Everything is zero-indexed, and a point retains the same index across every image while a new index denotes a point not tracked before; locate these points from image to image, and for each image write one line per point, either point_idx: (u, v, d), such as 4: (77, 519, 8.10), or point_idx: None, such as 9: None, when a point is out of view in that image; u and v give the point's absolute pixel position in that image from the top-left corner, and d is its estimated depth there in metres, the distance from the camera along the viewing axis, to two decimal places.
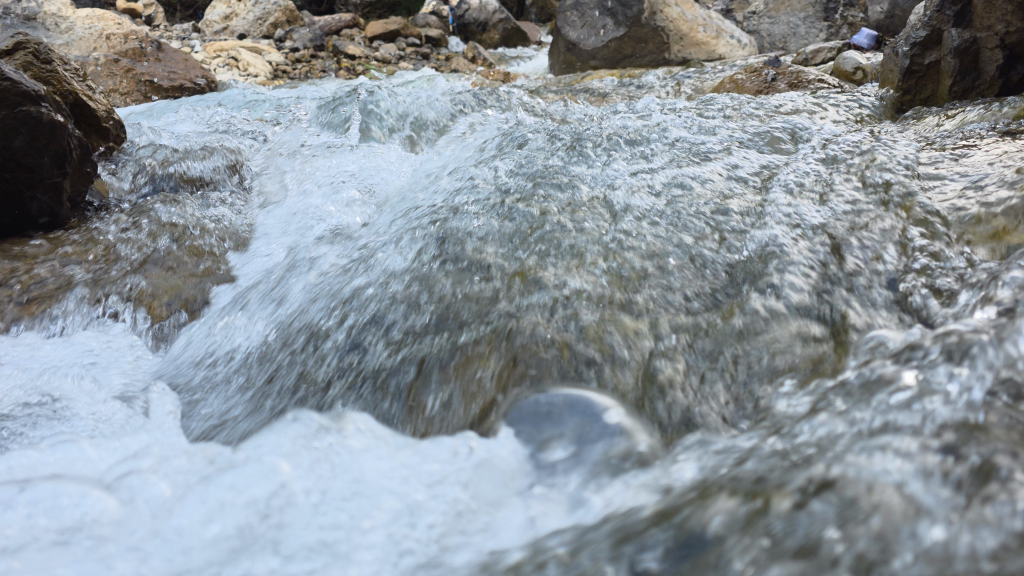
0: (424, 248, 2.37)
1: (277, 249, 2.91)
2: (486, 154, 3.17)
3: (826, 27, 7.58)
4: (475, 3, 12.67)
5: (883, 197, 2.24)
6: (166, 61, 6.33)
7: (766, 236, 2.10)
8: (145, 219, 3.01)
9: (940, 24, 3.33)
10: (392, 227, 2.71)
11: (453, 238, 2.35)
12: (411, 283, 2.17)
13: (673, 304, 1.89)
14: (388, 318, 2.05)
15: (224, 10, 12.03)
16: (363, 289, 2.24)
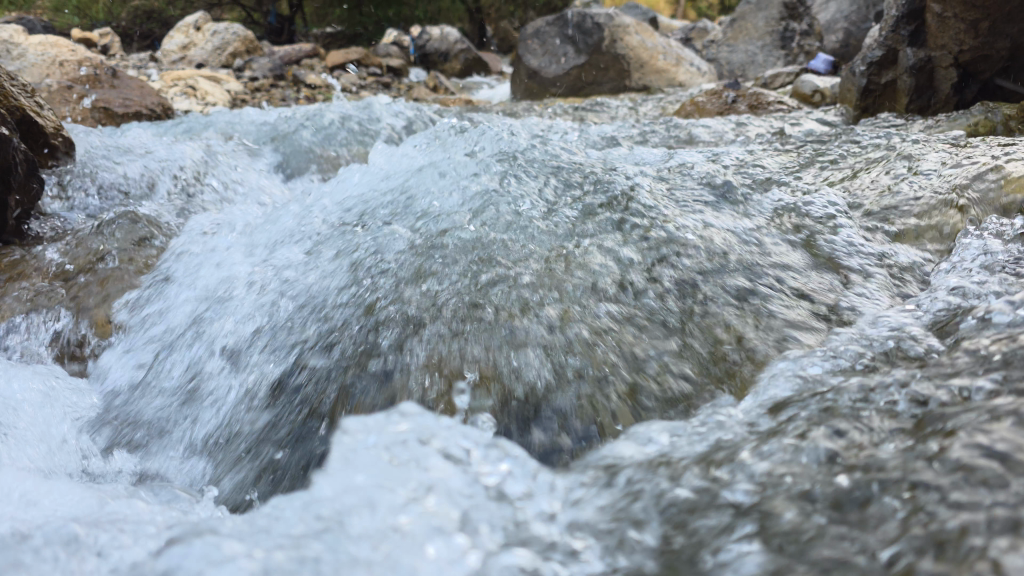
0: (386, 255, 2.30)
1: (231, 249, 2.80)
2: (451, 164, 3.14)
3: (783, 55, 7.73)
4: (436, 34, 12.77)
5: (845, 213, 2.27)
6: (122, 88, 6.25)
7: (735, 254, 2.11)
8: (98, 235, 2.89)
9: (895, 45, 3.41)
10: (350, 234, 2.62)
11: (416, 250, 2.30)
12: (371, 292, 2.09)
13: (645, 312, 1.88)
14: (349, 329, 1.96)
15: (182, 40, 11.95)
16: (337, 289, 2.17)
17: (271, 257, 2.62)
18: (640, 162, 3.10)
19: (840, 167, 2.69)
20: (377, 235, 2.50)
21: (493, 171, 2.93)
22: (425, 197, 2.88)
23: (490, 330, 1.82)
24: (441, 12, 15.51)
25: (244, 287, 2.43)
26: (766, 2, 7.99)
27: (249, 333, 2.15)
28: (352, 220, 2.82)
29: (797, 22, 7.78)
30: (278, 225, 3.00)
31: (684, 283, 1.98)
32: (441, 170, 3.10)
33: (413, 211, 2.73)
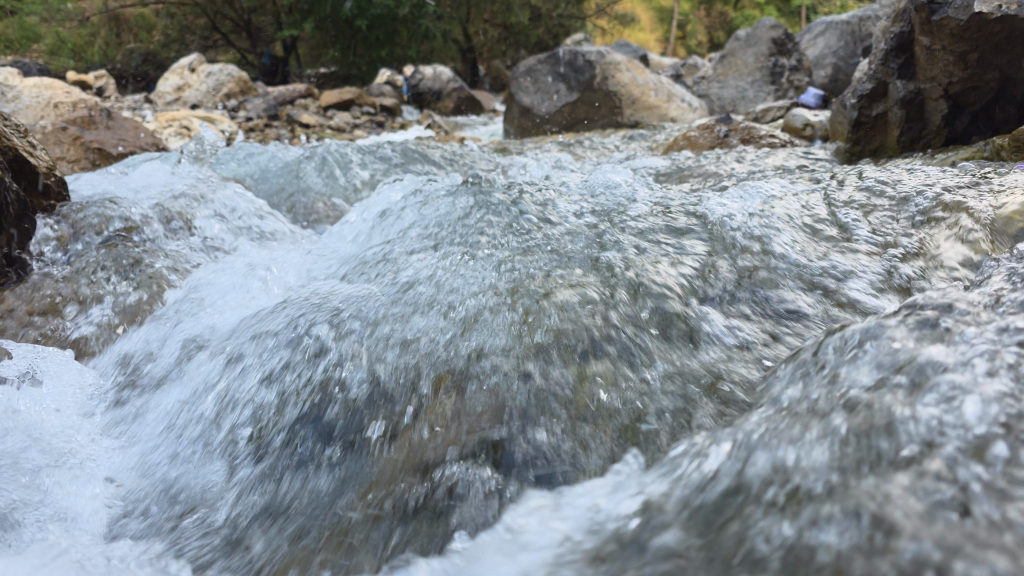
0: (377, 297, 2.28)
1: (219, 291, 2.76)
2: (445, 201, 3.14)
3: (774, 90, 7.80)
4: (429, 73, 12.90)
5: (842, 239, 2.28)
6: (116, 129, 6.27)
7: (730, 281, 2.10)
8: (99, 276, 2.87)
9: (885, 77, 3.45)
10: (343, 277, 2.60)
11: (409, 291, 2.28)
12: (368, 330, 2.07)
13: (642, 343, 1.87)
14: (340, 366, 1.93)
15: (177, 81, 12.03)
16: (338, 321, 2.15)
17: (259, 301, 2.59)
18: (635, 195, 3.11)
19: (833, 196, 2.70)
20: (375, 274, 2.50)
21: (487, 209, 2.94)
22: (420, 232, 2.86)
23: (488, 365, 1.82)
24: (434, 52, 15.68)
25: (243, 324, 2.41)
26: (755, 39, 8.08)
27: (249, 363, 2.12)
28: (345, 263, 2.80)
29: (786, 58, 7.88)
30: (266, 268, 2.97)
31: (682, 312, 1.97)
32: (436, 207, 3.10)
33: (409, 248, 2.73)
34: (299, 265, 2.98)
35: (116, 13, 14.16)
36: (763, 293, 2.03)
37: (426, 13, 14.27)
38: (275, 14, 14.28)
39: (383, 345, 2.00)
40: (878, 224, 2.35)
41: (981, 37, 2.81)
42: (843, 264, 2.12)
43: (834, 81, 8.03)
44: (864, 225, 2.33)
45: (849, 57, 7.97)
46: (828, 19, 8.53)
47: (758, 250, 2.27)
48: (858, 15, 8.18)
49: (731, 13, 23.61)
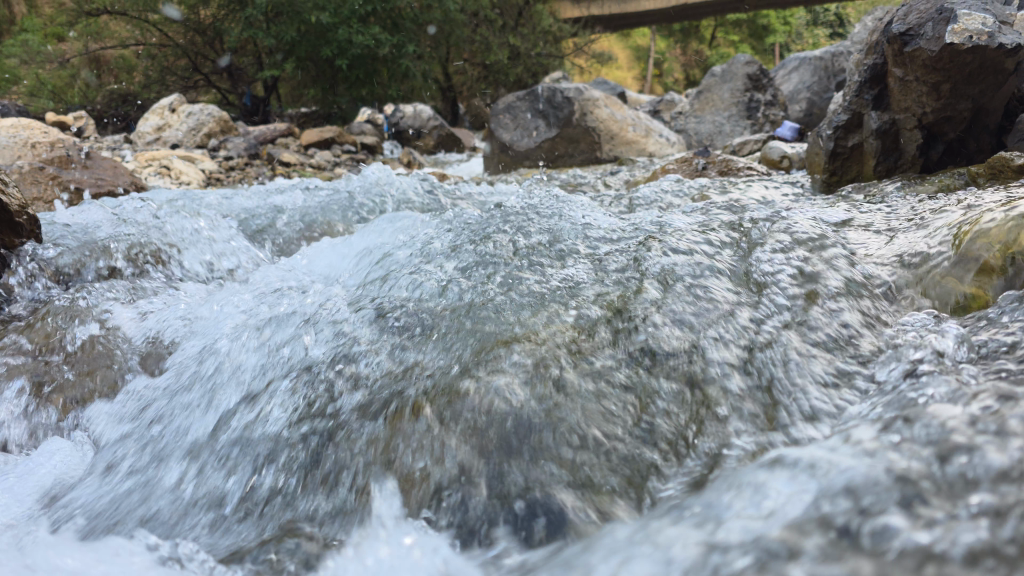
0: (351, 337, 2.26)
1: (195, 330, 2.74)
2: (423, 246, 3.13)
3: (750, 124, 7.89)
4: (410, 112, 13.01)
5: (825, 266, 2.28)
6: (94, 168, 6.25)
7: (712, 312, 2.09)
8: (80, 317, 2.81)
9: (860, 109, 3.49)
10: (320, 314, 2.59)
11: (382, 327, 2.26)
12: (348, 367, 2.06)
13: (624, 378, 1.85)
14: (343, 390, 1.96)
15: (156, 122, 12.02)
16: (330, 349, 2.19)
17: (231, 336, 2.57)
18: (616, 228, 3.11)
19: (813, 224, 2.71)
20: (353, 308, 2.48)
21: (466, 250, 2.93)
22: (397, 272, 2.85)
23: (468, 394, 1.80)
24: (414, 91, 15.82)
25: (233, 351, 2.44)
26: (730, 74, 8.19)
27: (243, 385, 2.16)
28: (319, 299, 2.79)
29: (761, 92, 8.00)
30: (243, 300, 2.94)
31: (667, 342, 1.96)
32: (415, 251, 3.09)
33: (390, 283, 2.71)
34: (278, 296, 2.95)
35: (96, 55, 14.19)
36: (748, 319, 2.02)
37: (405, 53, 14.40)
38: (255, 54, 14.35)
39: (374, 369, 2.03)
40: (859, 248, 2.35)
41: (953, 67, 2.83)
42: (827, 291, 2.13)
43: (809, 114, 8.16)
44: (844, 255, 2.34)
45: (823, 91, 8.11)
46: (800, 54, 8.68)
47: (740, 280, 2.27)
48: (830, 50, 8.33)
49: (706, 50, 24.01)
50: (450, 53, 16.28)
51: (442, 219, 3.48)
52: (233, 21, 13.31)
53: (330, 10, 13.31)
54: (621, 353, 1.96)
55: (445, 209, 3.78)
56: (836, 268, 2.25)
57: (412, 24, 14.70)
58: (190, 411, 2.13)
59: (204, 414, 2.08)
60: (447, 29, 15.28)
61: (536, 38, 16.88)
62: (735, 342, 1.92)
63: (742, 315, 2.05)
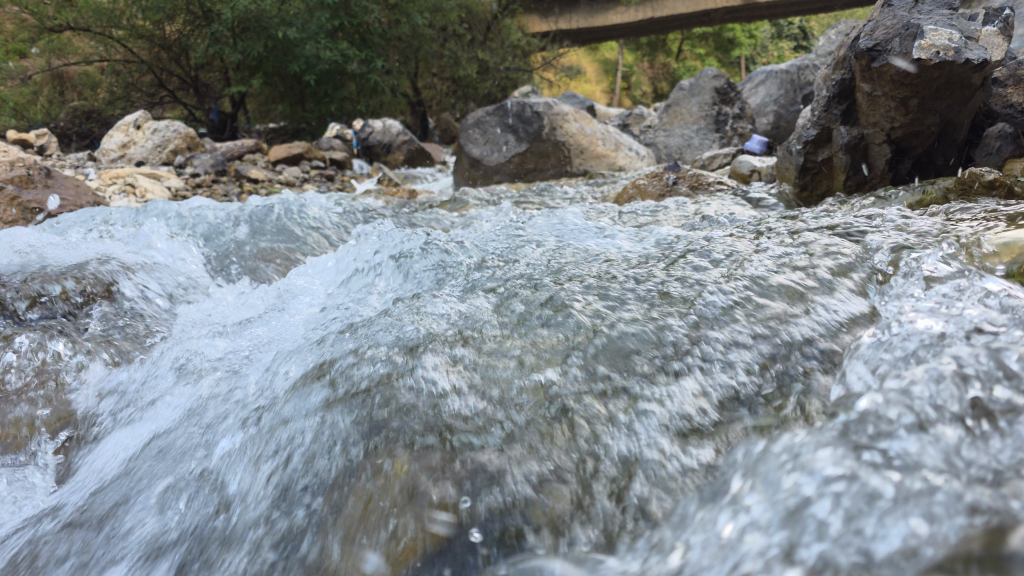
0: (320, 360, 2.19)
1: (175, 354, 2.67)
2: (398, 269, 3.08)
3: (718, 138, 7.92)
4: (379, 126, 12.96)
5: (800, 279, 2.26)
6: (57, 188, 6.14)
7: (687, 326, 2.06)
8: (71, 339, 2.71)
9: (829, 123, 3.50)
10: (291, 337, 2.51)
11: (351, 353, 2.18)
12: (336, 371, 2.03)
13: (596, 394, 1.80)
14: (332, 389, 1.93)
15: (121, 139, 11.86)
16: (318, 360, 2.17)
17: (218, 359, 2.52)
18: (587, 249, 3.08)
19: (785, 240, 2.71)
20: (327, 330, 2.44)
21: (440, 281, 2.88)
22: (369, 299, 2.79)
23: (453, 410, 1.77)
24: (383, 106, 15.77)
25: (225, 366, 2.40)
26: (698, 88, 8.23)
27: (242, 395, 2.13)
28: (296, 320, 2.72)
29: (729, 106, 8.03)
30: (217, 329, 2.86)
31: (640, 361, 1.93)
32: (389, 276, 3.04)
33: (358, 309, 2.67)
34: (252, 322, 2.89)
35: (60, 72, 14.01)
36: (724, 332, 1.98)
37: (374, 68, 14.37)
38: (222, 70, 14.26)
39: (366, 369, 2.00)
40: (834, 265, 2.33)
41: (921, 82, 2.84)
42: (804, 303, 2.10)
43: (776, 128, 8.25)
44: (814, 267, 2.34)
45: (790, 104, 8.19)
46: (766, 69, 8.76)
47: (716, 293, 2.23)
48: (795, 64, 8.41)
49: (674, 64, 24.14)
50: (419, 68, 16.28)
51: (413, 236, 3.44)
52: (199, 36, 13.20)
53: (297, 26, 13.25)
54: (598, 368, 1.91)
55: (415, 229, 3.74)
56: (810, 282, 2.22)
57: (380, 39, 14.67)
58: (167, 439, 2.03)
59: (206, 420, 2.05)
60: (416, 44, 15.25)
61: (505, 53, 16.94)
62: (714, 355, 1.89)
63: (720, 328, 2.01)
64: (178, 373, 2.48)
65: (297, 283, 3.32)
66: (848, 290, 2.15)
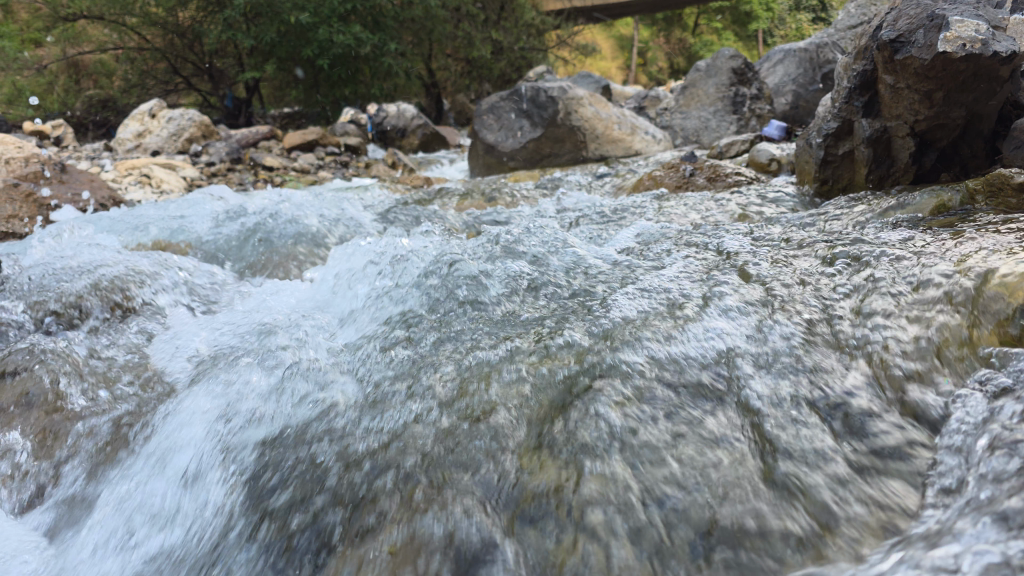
0: (339, 405, 2.19)
1: (186, 369, 2.64)
2: (411, 284, 3.05)
3: (735, 119, 7.79)
4: (393, 111, 12.91)
5: (825, 305, 2.21)
6: (71, 183, 6.15)
7: (710, 359, 2.03)
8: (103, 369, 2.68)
9: (850, 115, 3.41)
10: (315, 359, 2.49)
11: (368, 402, 2.17)
12: (377, 430, 2.02)
13: (616, 438, 1.77)
14: (387, 448, 1.92)
15: (137, 128, 11.87)
16: (367, 405, 2.16)
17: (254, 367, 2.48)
18: (604, 261, 3.04)
19: (808, 250, 2.65)
20: (350, 364, 2.43)
21: (456, 294, 2.85)
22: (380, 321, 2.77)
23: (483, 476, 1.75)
24: (397, 88, 15.71)
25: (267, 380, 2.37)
26: (715, 68, 8.07)
27: (298, 428, 2.10)
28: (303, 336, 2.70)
29: (746, 87, 7.88)
30: (234, 340, 2.84)
31: (663, 400, 1.89)
32: (402, 290, 3.01)
33: (375, 334, 2.66)
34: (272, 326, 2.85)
35: (75, 60, 14.04)
36: (746, 372, 1.94)
37: (388, 51, 14.27)
38: (236, 56, 14.25)
39: (413, 430, 1.99)
40: (857, 284, 2.28)
41: (946, 75, 2.75)
42: (832, 332, 2.05)
43: (795, 108, 8.13)
44: (835, 288, 2.30)
45: (808, 83, 8.04)
46: (785, 46, 8.59)
47: (740, 321, 2.19)
48: (814, 41, 8.25)
49: (690, 38, 23.79)
50: (432, 49, 16.15)
51: (430, 253, 3.42)
52: (212, 22, 13.14)
53: (310, 10, 13.14)
54: (618, 408, 1.88)
55: (430, 240, 3.72)
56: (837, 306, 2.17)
57: (393, 21, 14.55)
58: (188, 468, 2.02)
59: (266, 451, 2.03)
60: (429, 25, 15.11)
61: (519, 32, 16.76)
62: (739, 397, 1.85)
63: (741, 366, 1.97)
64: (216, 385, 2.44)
65: (318, 296, 3.31)
66: (875, 312, 2.08)
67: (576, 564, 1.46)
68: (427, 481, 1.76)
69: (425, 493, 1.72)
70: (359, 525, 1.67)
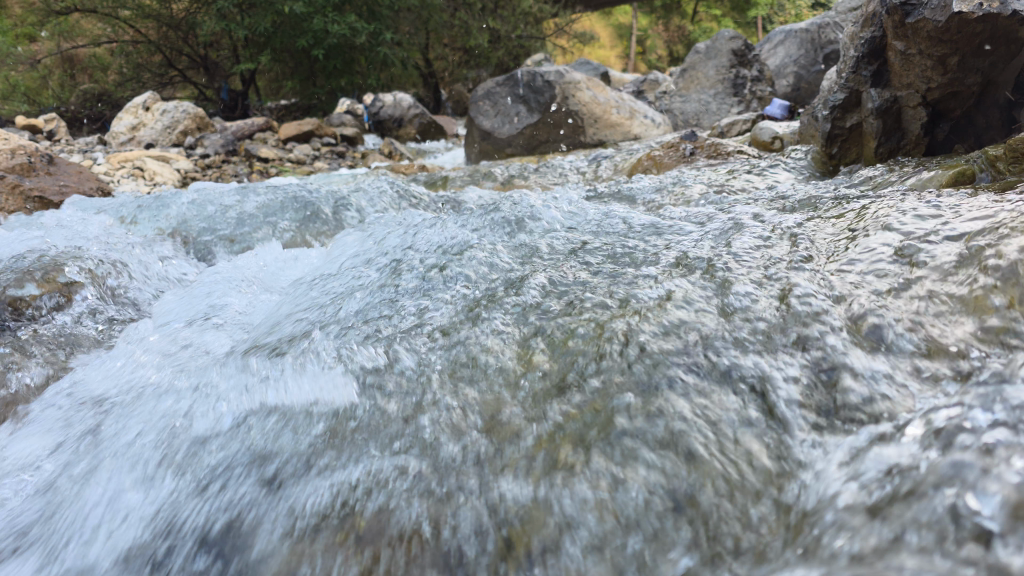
0: (253, 397, 2.00)
1: (194, 334, 2.75)
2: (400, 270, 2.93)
3: (736, 102, 7.65)
4: (389, 100, 12.78)
5: (838, 264, 2.07)
6: (59, 175, 6.04)
7: (712, 319, 1.90)
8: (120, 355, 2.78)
9: (857, 86, 3.29)
10: (308, 327, 2.47)
11: (286, 387, 1.99)
12: (360, 386, 1.97)
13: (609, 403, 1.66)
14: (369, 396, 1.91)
15: (131, 120, 11.73)
16: (351, 354, 2.14)
17: (260, 338, 2.57)
18: (601, 237, 2.92)
19: (815, 221, 2.53)
20: (339, 328, 2.35)
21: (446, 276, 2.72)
22: (366, 297, 2.64)
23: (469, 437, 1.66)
24: (393, 79, 15.58)
25: (268, 339, 2.46)
26: (714, 50, 7.93)
27: (294, 357, 2.19)
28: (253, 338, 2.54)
29: (747, 68, 7.74)
30: (240, 315, 2.91)
31: (663, 359, 1.76)
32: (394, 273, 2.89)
33: (364, 305, 2.55)
34: (272, 315, 2.87)
35: (69, 54, 13.91)
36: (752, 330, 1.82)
37: (384, 41, 14.10)
38: (231, 47, 14.10)
39: (398, 387, 1.93)
40: (868, 244, 2.15)
41: (961, 38, 2.62)
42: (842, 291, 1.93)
43: (797, 89, 7.98)
44: (845, 248, 2.18)
45: (810, 64, 7.91)
46: (786, 27, 8.44)
47: (745, 287, 2.07)
48: (815, 21, 8.10)
49: (689, 26, 23.55)
50: (430, 40, 16.00)
51: (422, 238, 3.30)
52: (206, 14, 13.00)
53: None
54: (611, 374, 1.76)
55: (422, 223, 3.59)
56: (849, 261, 2.04)
57: (389, 11, 14.40)
58: (82, 465, 1.89)
59: (258, 376, 2.12)
60: (425, 15, 14.96)
61: (516, 20, 16.59)
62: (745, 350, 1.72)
63: (748, 325, 1.84)
64: (227, 344, 2.56)
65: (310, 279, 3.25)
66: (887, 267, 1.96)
67: (563, 516, 1.36)
68: (321, 484, 1.57)
69: (316, 498, 1.52)
70: (336, 438, 1.75)
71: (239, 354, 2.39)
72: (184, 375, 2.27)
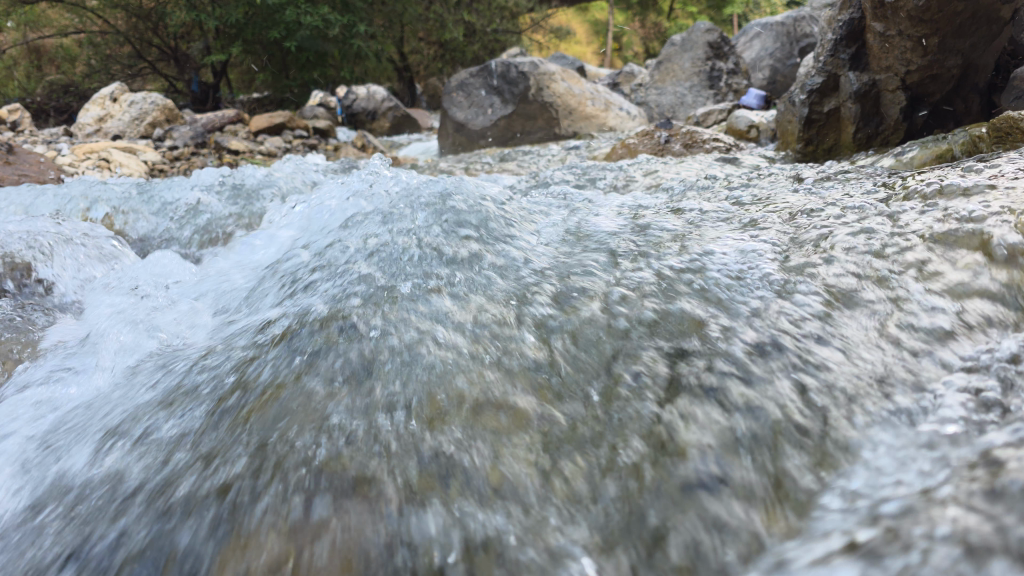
0: (207, 363, 1.92)
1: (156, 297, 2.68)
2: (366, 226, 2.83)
3: (712, 94, 7.61)
4: (362, 93, 12.63)
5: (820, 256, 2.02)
6: (18, 164, 5.85)
7: (691, 312, 1.84)
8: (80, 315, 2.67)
9: (835, 69, 3.23)
10: (272, 298, 2.41)
11: (246, 350, 1.93)
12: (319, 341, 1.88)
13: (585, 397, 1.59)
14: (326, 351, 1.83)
15: (97, 112, 11.48)
16: (311, 314, 2.07)
17: (224, 307, 2.51)
18: (575, 224, 2.84)
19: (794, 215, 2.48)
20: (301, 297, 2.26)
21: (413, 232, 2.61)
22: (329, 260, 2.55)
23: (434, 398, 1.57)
24: (367, 72, 15.41)
25: (234, 311, 2.40)
26: (690, 43, 7.87)
27: (256, 325, 2.14)
28: (198, 315, 2.41)
29: (723, 61, 7.70)
30: (210, 284, 2.84)
31: (642, 352, 1.69)
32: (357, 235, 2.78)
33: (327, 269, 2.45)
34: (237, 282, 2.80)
35: (34, 44, 13.59)
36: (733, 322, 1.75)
37: (357, 33, 13.93)
38: (202, 38, 13.85)
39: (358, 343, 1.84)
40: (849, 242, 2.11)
41: (942, 18, 2.57)
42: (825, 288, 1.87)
43: (772, 82, 7.97)
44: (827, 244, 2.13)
45: (786, 58, 7.89)
46: (762, 20, 8.41)
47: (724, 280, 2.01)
48: (792, 14, 8.07)
49: (664, 22, 23.55)
50: (405, 33, 15.84)
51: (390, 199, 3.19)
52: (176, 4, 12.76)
53: None
54: (587, 366, 1.69)
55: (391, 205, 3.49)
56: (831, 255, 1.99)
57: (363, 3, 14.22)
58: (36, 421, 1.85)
59: (221, 342, 2.07)
60: (400, 7, 14.81)
61: (492, 14, 16.48)
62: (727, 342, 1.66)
63: (729, 317, 1.77)
64: (191, 308, 2.50)
65: (275, 247, 3.15)
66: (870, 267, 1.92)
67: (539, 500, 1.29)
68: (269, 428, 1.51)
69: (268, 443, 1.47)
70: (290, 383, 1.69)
71: (204, 324, 2.34)
72: (145, 340, 2.22)
